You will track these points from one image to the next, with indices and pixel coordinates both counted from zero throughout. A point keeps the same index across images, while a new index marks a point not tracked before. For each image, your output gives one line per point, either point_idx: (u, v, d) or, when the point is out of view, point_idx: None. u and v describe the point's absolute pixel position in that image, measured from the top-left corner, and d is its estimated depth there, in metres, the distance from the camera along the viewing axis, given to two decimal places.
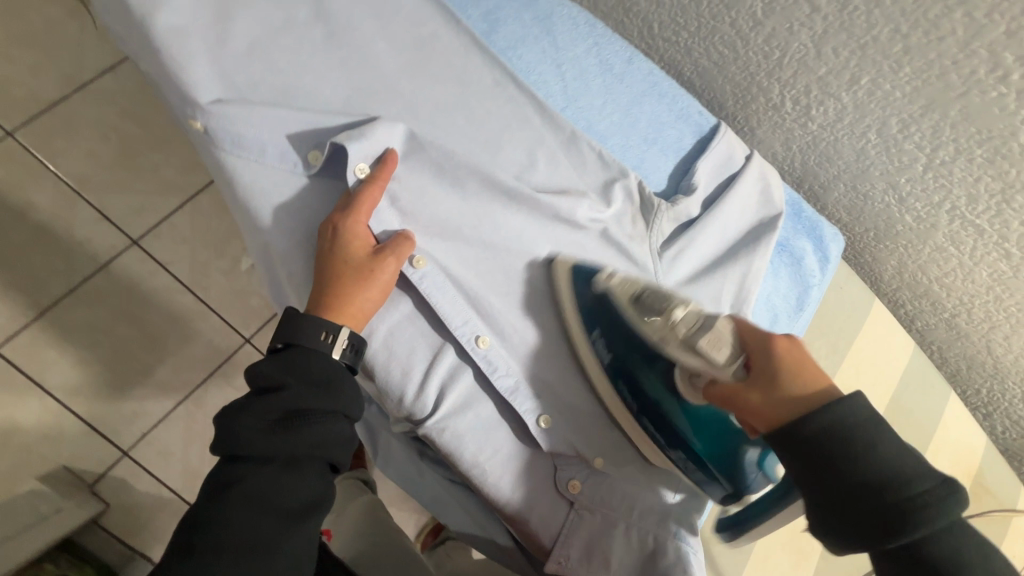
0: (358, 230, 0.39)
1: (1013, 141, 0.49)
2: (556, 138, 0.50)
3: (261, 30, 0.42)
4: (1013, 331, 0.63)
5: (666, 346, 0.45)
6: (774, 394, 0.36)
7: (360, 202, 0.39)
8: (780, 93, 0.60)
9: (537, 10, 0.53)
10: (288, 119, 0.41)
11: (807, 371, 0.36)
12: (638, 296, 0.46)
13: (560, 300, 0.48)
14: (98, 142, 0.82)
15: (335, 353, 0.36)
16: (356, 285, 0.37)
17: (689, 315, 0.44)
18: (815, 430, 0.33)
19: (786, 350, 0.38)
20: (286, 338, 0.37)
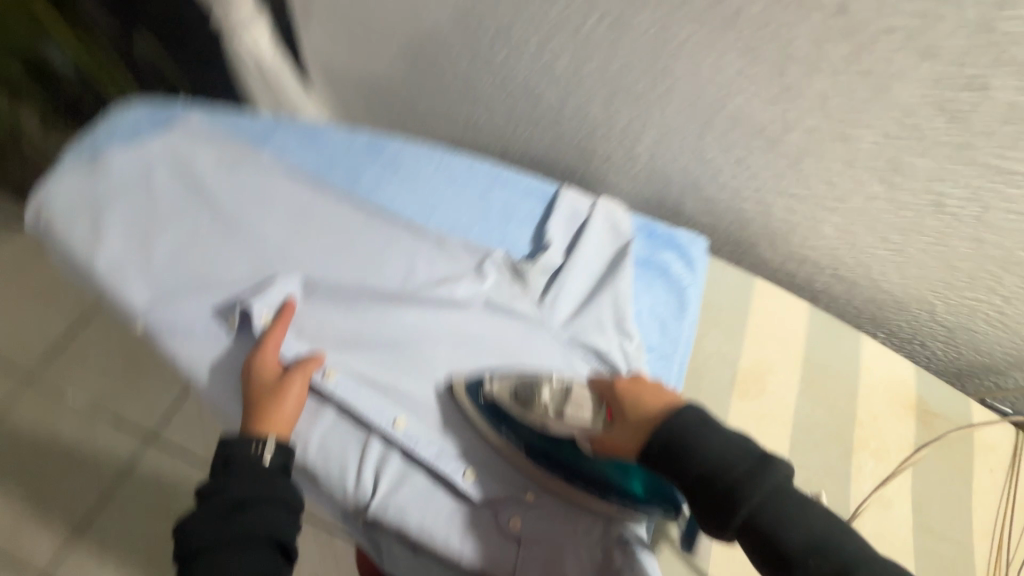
0: (268, 360, 0.51)
1: (772, 129, 0.60)
2: (427, 243, 0.62)
3: (173, 243, 0.56)
4: (883, 266, 0.71)
5: (548, 427, 0.48)
6: (632, 426, 0.43)
7: (268, 341, 0.52)
8: (606, 147, 0.73)
9: (387, 153, 0.66)
10: (207, 300, 0.54)
11: (649, 399, 0.44)
12: (512, 394, 0.51)
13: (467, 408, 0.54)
14: (105, 371, 1.10)
15: (266, 458, 0.46)
16: (275, 402, 0.49)
17: (553, 393, 0.49)
18: (664, 438, 0.40)
19: (628, 391, 0.46)
20: (223, 454, 0.46)
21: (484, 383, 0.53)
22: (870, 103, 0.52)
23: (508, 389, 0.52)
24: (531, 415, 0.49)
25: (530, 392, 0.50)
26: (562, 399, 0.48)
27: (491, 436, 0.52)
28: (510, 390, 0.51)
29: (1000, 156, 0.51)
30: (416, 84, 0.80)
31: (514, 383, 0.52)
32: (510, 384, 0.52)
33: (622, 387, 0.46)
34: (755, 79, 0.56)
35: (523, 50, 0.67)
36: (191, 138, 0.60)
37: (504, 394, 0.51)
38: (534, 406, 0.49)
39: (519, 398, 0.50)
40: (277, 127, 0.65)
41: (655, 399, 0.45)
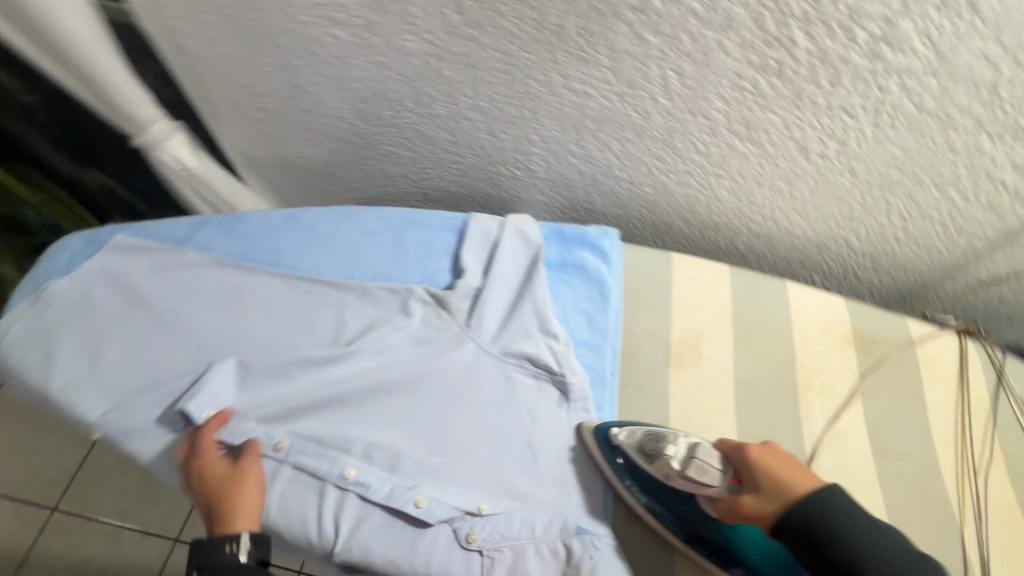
0: (213, 460, 0.56)
1: (634, 118, 0.65)
2: (353, 296, 0.67)
3: (119, 352, 0.61)
4: (786, 215, 0.74)
5: (670, 479, 0.55)
6: (764, 496, 0.48)
7: (205, 447, 0.56)
8: (508, 168, 0.79)
9: (303, 225, 0.72)
10: (154, 400, 0.59)
11: (784, 469, 0.49)
12: (641, 449, 0.57)
13: (597, 454, 0.60)
14: (121, 485, 1.16)
15: (240, 557, 0.53)
16: (234, 497, 0.54)
17: (680, 450, 0.55)
18: (798, 515, 0.45)
19: (762, 456, 0.51)
20: (201, 562, 0.53)
21: (615, 432, 0.59)
22: (702, 78, 0.57)
23: (636, 441, 0.58)
24: (655, 467, 0.56)
25: (655, 448, 0.56)
26: (688, 459, 0.54)
27: (614, 478, 0.60)
28: (638, 442, 0.58)
29: (830, 95, 0.55)
30: (329, 155, 0.87)
31: (638, 435, 0.58)
32: (635, 437, 0.58)
33: (756, 454, 0.51)
34: (601, 81, 0.61)
35: (402, 105, 0.72)
36: (122, 254, 0.66)
37: (635, 444, 0.58)
38: (661, 461, 0.56)
39: (645, 452, 0.57)
40: (200, 225, 0.71)
41: (791, 472, 0.49)
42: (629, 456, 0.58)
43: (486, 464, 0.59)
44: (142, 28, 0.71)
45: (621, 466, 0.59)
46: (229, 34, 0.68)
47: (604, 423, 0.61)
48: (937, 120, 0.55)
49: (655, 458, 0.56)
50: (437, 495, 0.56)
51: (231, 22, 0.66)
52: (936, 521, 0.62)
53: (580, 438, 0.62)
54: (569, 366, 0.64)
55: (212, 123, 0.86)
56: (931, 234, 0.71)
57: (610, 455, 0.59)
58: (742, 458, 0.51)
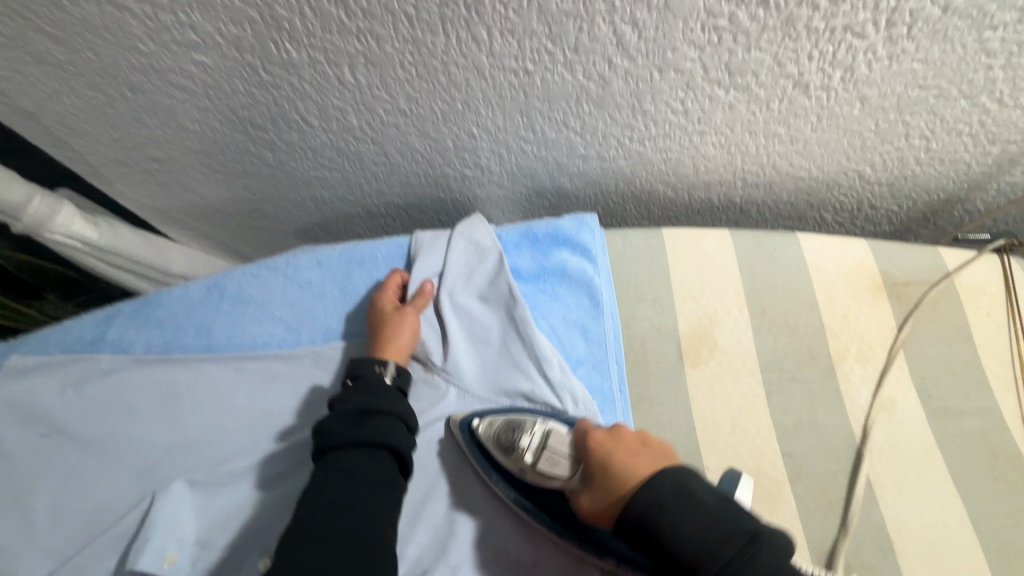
0: (387, 296, 0.59)
1: (591, 89, 0.52)
2: (307, 367, 0.58)
3: (50, 498, 0.51)
4: (790, 157, 0.62)
5: (523, 473, 0.48)
6: (600, 495, 0.40)
7: (388, 282, 0.60)
8: (455, 168, 0.66)
9: (231, 292, 0.61)
10: (100, 549, 0.49)
11: (617, 460, 0.40)
12: (497, 440, 0.50)
13: (466, 453, 0.53)
14: None
15: (387, 377, 0.52)
16: (397, 328, 0.56)
17: (533, 440, 0.47)
18: (630, 514, 0.37)
19: (600, 445, 0.42)
20: (354, 370, 0.53)
21: (476, 424, 0.52)
22: (665, 26, 0.45)
23: (494, 432, 0.50)
24: (512, 461, 0.48)
25: (511, 439, 0.49)
26: (540, 450, 0.47)
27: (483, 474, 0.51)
28: (496, 433, 0.50)
29: (830, 15, 0.43)
30: (245, 193, 0.73)
31: (496, 424, 0.50)
32: (493, 428, 0.50)
33: (597, 446, 0.42)
34: (539, 52, 0.48)
35: (309, 124, 0.59)
36: (26, 377, 0.56)
37: (493, 437, 0.50)
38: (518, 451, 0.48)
39: (503, 445, 0.49)
40: (110, 319, 0.60)
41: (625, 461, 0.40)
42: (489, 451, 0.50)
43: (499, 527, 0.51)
44: None
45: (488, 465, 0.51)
46: (70, 84, 0.54)
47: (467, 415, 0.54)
48: (969, 19, 0.43)
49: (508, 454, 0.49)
50: None
51: (67, 70, 0.53)
52: (1010, 482, 0.54)
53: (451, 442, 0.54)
54: (572, 396, 0.55)
55: (102, 184, 0.72)
56: (959, 148, 0.60)
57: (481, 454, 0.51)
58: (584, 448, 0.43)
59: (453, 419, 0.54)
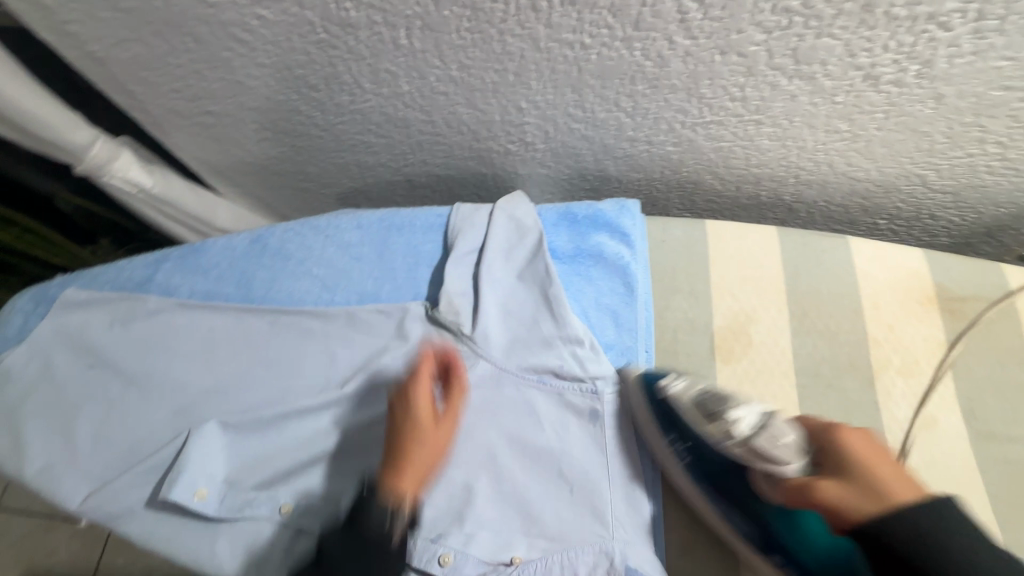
0: (421, 390, 0.51)
1: (647, 68, 0.51)
2: (340, 325, 0.59)
3: (94, 426, 0.54)
4: (849, 156, 0.60)
5: (726, 445, 0.44)
6: (853, 494, 0.38)
7: (421, 377, 0.51)
8: (499, 143, 0.66)
9: (273, 247, 0.63)
10: (138, 478, 0.52)
11: (881, 467, 0.39)
12: (697, 404, 0.48)
13: (642, 408, 0.52)
14: None
15: (394, 537, 0.45)
16: (421, 454, 0.49)
17: (752, 419, 0.44)
18: (895, 522, 0.36)
19: (857, 445, 0.41)
20: (360, 517, 0.46)
21: (662, 380, 0.51)
22: (733, 4, 0.43)
23: (692, 397, 0.48)
24: (711, 430, 0.45)
25: (718, 409, 0.46)
26: (758, 428, 0.43)
27: (652, 431, 0.52)
28: (692, 399, 0.48)
29: (914, 2, 0.41)
30: (292, 153, 0.74)
31: (694, 391, 0.49)
32: (690, 393, 0.49)
33: (860, 452, 0.40)
34: (598, 26, 0.47)
35: (360, 87, 0.59)
36: (78, 310, 0.58)
37: (688, 404, 0.48)
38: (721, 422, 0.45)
39: (704, 412, 0.47)
40: (159, 263, 0.62)
41: (890, 473, 0.39)
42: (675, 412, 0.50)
43: (514, 500, 0.51)
44: (36, 37, 0.59)
45: (663, 423, 0.51)
46: (137, 32, 0.56)
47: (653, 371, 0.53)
48: None
49: (699, 423, 0.47)
50: (462, 549, 0.49)
51: (134, 17, 0.54)
52: None
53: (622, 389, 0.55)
54: (599, 376, 0.55)
55: (159, 135, 0.74)
56: None
57: (658, 411, 0.51)
58: (831, 446, 0.41)
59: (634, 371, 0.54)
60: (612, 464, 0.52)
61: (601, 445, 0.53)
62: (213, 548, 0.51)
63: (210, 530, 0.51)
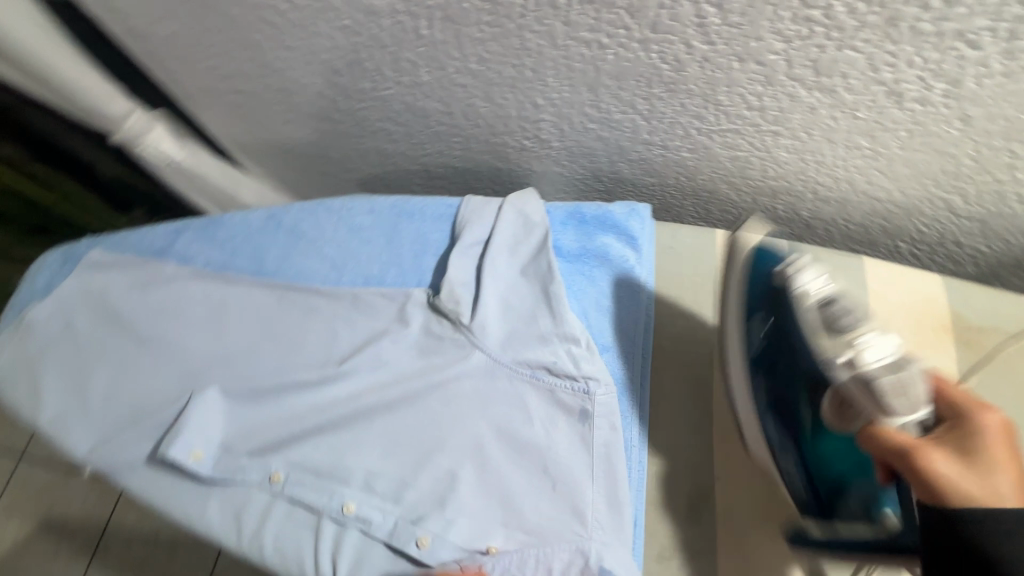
0: None
1: (664, 71, 0.50)
2: (344, 305, 0.60)
3: (104, 381, 0.57)
4: (870, 174, 0.58)
5: (834, 355, 0.45)
6: (957, 467, 0.38)
7: None
8: (515, 139, 0.66)
9: (288, 225, 0.65)
10: (140, 434, 0.54)
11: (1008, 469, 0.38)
12: (825, 302, 0.47)
13: (743, 280, 0.54)
14: None
15: None
16: None
17: (880, 346, 0.43)
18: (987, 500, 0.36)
19: (994, 441, 0.39)
20: None
21: (793, 266, 0.50)
22: (752, 11, 0.42)
23: (817, 300, 0.48)
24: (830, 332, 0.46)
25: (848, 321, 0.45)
26: (887, 357, 0.43)
27: (739, 302, 0.53)
28: (815, 301, 0.48)
29: (941, 18, 0.39)
30: (316, 136, 0.76)
31: (823, 293, 0.48)
32: (823, 293, 0.48)
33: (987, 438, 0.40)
34: (616, 26, 0.47)
35: (382, 74, 0.61)
36: (100, 271, 0.61)
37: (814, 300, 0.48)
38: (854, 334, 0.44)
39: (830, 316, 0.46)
40: (179, 232, 0.65)
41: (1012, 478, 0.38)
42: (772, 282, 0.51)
43: (497, 488, 0.52)
44: (84, 9, 0.62)
45: (750, 293, 0.53)
46: (175, 9, 0.58)
47: (766, 246, 0.53)
48: None
49: (815, 315, 0.47)
50: (441, 533, 0.50)
51: None
52: None
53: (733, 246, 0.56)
54: (592, 376, 0.54)
55: (192, 111, 0.77)
56: None
57: (759, 289, 0.52)
58: (963, 423, 0.41)
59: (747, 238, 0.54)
60: (598, 464, 0.53)
61: (589, 444, 0.53)
62: (204, 508, 0.52)
63: (203, 490, 0.53)
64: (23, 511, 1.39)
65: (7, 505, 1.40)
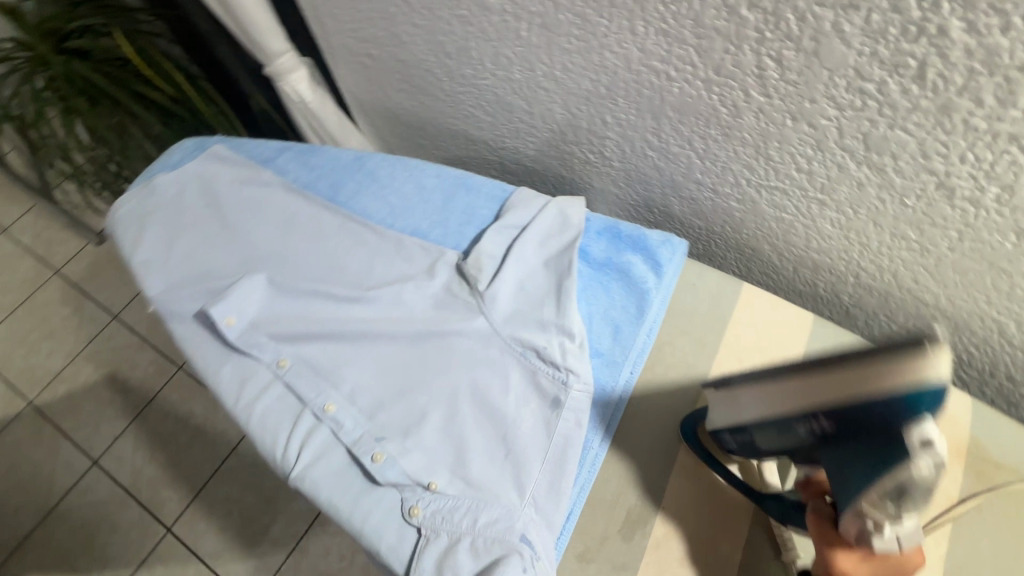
0: None
1: (722, 114, 0.54)
2: (387, 245, 0.68)
3: (187, 245, 0.69)
4: (916, 271, 0.56)
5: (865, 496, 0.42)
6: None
7: None
8: (582, 151, 0.72)
9: (368, 168, 0.75)
10: (197, 293, 0.65)
11: None
12: (903, 485, 0.39)
13: (863, 391, 0.38)
14: None
15: None
16: None
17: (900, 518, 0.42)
18: None
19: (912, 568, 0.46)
20: None
21: (917, 434, 0.38)
22: (809, 72, 0.45)
23: (911, 479, 0.39)
24: (881, 490, 0.41)
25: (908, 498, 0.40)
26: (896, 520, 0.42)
27: (828, 402, 0.40)
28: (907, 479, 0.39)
29: (995, 117, 0.40)
30: (419, 108, 0.87)
31: (922, 479, 0.38)
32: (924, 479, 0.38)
33: None
34: (684, 62, 0.51)
35: (483, 65, 0.69)
36: (217, 162, 0.75)
37: (914, 478, 0.38)
38: (893, 504, 0.41)
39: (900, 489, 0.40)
40: (284, 150, 0.77)
41: None
42: (887, 419, 0.39)
43: (454, 440, 0.56)
44: None
45: (851, 409, 0.39)
46: None
47: (939, 394, 0.36)
48: None
49: (886, 483, 0.40)
50: (395, 457, 0.55)
51: None
52: None
53: (912, 346, 0.36)
54: (574, 370, 0.58)
55: (331, 64, 0.91)
56: None
57: (866, 414, 0.39)
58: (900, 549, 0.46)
59: (924, 383, 0.35)
60: (553, 452, 0.55)
61: (551, 430, 0.56)
62: (220, 368, 0.62)
63: (225, 353, 0.63)
64: (101, 360, 1.63)
65: (92, 352, 1.64)
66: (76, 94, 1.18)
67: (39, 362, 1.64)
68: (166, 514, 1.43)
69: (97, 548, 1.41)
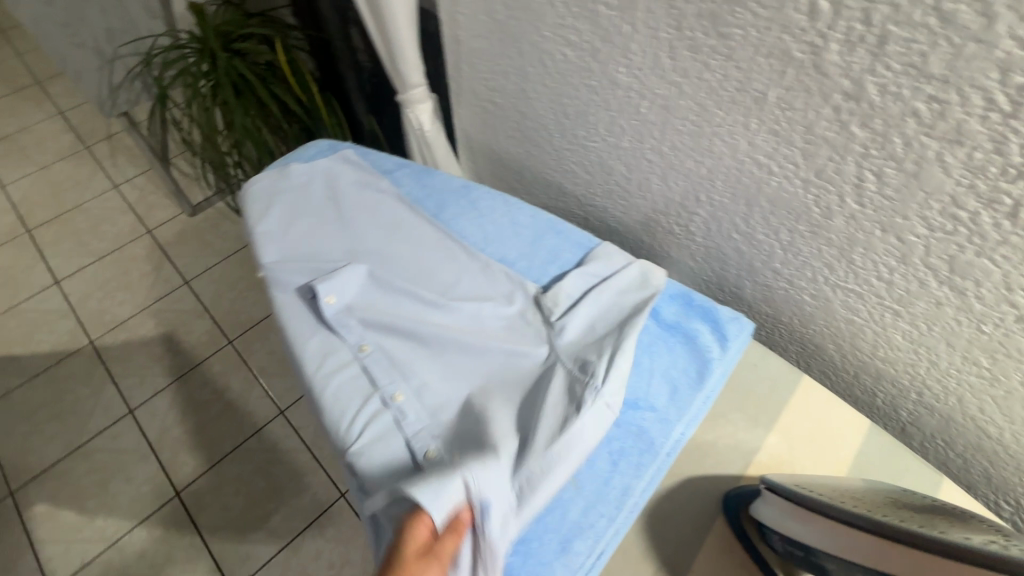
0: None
1: (814, 213, 0.59)
2: (476, 265, 0.75)
3: (306, 228, 0.77)
4: (982, 400, 0.57)
5: None
6: None
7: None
8: (669, 221, 0.78)
9: (472, 197, 0.83)
10: (305, 269, 0.73)
11: None
12: None
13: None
14: None
15: None
16: None
17: None
18: None
19: None
20: None
21: None
22: (906, 192, 0.50)
23: None
24: None
25: None
26: None
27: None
28: None
29: None
30: (523, 155, 0.96)
31: None
32: None
33: None
34: (788, 160, 0.57)
35: (596, 130, 0.78)
36: (345, 163, 0.85)
37: None
38: None
39: None
40: (403, 167, 0.87)
41: None
42: None
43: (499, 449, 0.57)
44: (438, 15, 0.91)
45: None
46: (490, 35, 0.83)
47: None
48: None
49: None
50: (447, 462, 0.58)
51: (495, 25, 0.81)
52: None
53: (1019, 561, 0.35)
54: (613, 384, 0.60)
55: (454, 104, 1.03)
56: None
57: None
58: None
59: None
60: (558, 447, 0.56)
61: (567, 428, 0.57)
62: (309, 338, 0.68)
63: (316, 327, 0.69)
64: (165, 319, 1.74)
65: (158, 309, 1.76)
66: (227, 83, 1.34)
67: (111, 307, 1.77)
68: (180, 478, 1.47)
69: (108, 494, 1.45)
